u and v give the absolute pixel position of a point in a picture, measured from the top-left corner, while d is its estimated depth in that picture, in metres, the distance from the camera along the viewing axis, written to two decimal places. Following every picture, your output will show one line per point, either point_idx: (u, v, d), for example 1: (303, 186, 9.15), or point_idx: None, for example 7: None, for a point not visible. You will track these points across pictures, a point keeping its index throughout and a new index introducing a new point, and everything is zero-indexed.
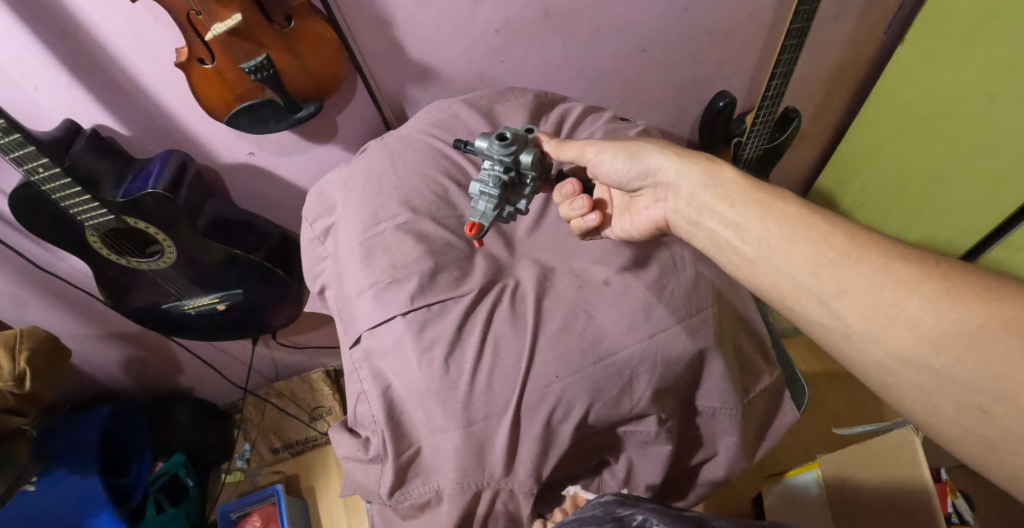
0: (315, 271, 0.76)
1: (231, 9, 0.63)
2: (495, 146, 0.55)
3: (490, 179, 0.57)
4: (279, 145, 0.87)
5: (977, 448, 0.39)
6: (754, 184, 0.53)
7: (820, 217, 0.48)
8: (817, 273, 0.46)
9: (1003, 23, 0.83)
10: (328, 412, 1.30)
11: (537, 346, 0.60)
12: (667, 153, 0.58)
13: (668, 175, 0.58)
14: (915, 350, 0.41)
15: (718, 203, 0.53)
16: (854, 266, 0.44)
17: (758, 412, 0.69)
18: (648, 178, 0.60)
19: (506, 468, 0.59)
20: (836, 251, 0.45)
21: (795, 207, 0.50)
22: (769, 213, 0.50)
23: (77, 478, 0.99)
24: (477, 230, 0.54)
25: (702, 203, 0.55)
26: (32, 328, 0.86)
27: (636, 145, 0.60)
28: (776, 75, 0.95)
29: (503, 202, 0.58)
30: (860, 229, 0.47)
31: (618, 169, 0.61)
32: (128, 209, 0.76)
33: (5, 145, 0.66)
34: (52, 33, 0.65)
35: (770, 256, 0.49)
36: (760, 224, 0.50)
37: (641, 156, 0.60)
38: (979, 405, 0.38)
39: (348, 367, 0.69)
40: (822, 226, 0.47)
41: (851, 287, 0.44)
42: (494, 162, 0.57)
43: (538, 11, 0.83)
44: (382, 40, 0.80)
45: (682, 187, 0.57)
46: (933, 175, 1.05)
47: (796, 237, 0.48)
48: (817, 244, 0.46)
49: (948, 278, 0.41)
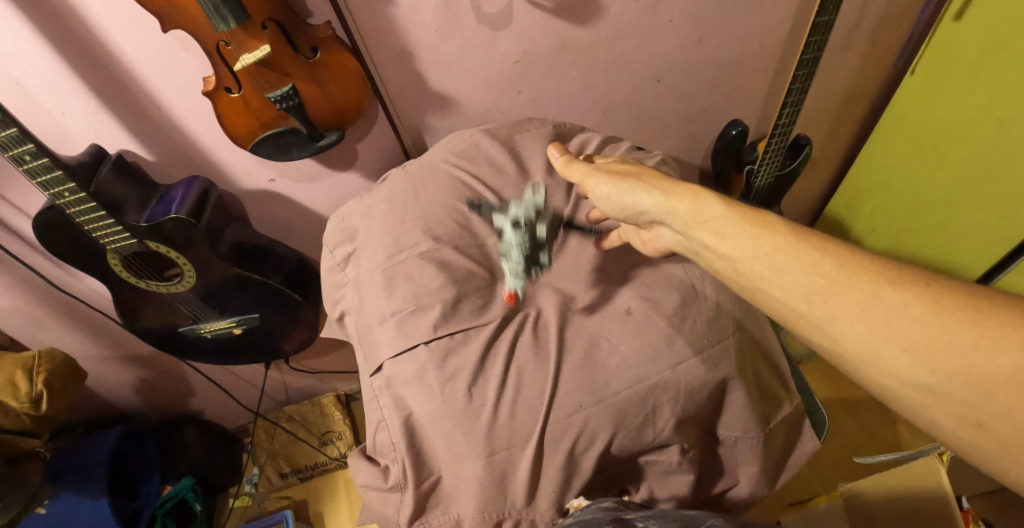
0: (334, 297, 0.77)
1: (260, 41, 0.65)
2: (511, 231, 0.68)
3: (514, 254, 0.67)
4: (300, 171, 0.88)
5: (981, 461, 0.40)
6: (742, 214, 0.53)
7: (808, 247, 0.48)
8: (809, 300, 0.46)
9: (1010, 52, 0.85)
10: (338, 436, 1.31)
11: (560, 377, 0.60)
12: (652, 192, 0.59)
13: (658, 215, 0.59)
14: (910, 369, 0.41)
15: (709, 237, 0.54)
16: (847, 291, 0.44)
17: (778, 441, 0.68)
18: (639, 215, 0.61)
19: (528, 498, 0.59)
20: (826, 278, 0.45)
21: (784, 234, 0.50)
22: (759, 242, 0.50)
23: (88, 501, 0.97)
24: (514, 297, 0.65)
25: (696, 238, 0.55)
26: (50, 351, 0.86)
27: (622, 183, 0.61)
28: (788, 104, 0.96)
29: (529, 263, 0.67)
30: (853, 252, 0.47)
31: (610, 204, 0.63)
32: (151, 233, 0.78)
33: (34, 169, 0.67)
34: (85, 62, 0.67)
35: (765, 284, 0.49)
36: (751, 251, 0.50)
37: (628, 197, 0.61)
38: (976, 420, 0.38)
39: (368, 394, 0.70)
40: (812, 254, 0.47)
41: (845, 310, 0.44)
42: (515, 239, 0.68)
43: (557, 43, 0.86)
44: (404, 71, 0.81)
45: (674, 224, 0.57)
46: (944, 198, 1.06)
47: (787, 264, 0.48)
48: (808, 271, 0.46)
49: (940, 301, 0.41)
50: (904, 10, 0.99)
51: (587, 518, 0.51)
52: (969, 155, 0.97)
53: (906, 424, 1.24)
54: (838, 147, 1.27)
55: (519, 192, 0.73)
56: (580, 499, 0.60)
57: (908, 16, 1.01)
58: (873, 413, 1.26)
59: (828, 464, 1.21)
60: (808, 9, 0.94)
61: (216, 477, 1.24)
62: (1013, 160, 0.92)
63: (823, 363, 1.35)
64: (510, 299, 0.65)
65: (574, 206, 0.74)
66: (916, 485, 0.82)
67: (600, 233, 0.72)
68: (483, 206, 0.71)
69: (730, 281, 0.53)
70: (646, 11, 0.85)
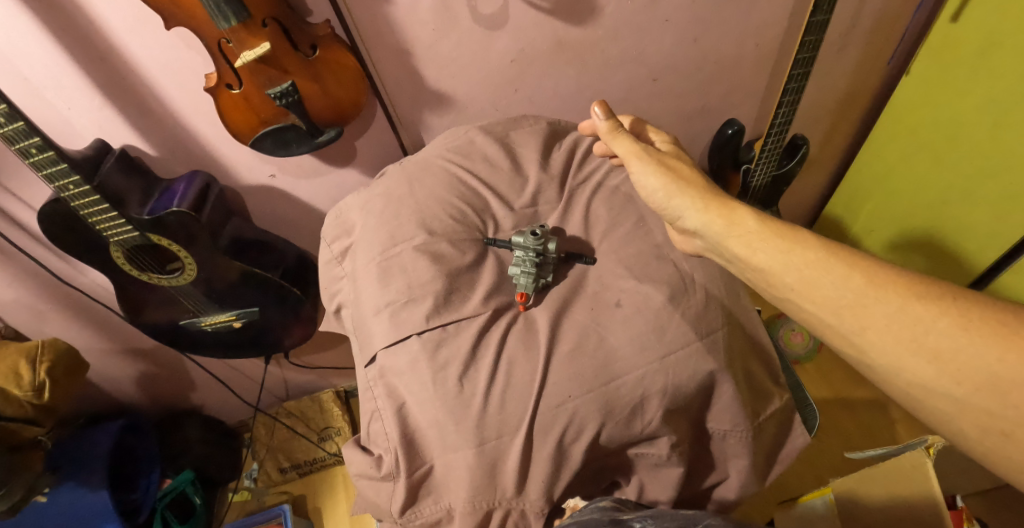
0: (332, 290, 0.79)
1: (260, 39, 0.66)
2: (529, 238, 0.66)
3: (526, 263, 0.66)
4: (299, 167, 0.90)
5: (1004, 465, 0.41)
6: (776, 228, 0.54)
7: (838, 258, 0.49)
8: (838, 312, 0.48)
9: (1004, 52, 0.86)
10: (337, 432, 1.32)
11: (550, 368, 0.61)
12: (696, 203, 0.59)
13: (695, 225, 0.59)
14: (937, 381, 0.42)
15: (743, 251, 0.54)
16: (874, 305, 0.46)
17: (768, 435, 0.69)
18: (674, 218, 0.62)
19: (517, 488, 0.60)
20: (855, 293, 0.47)
21: (813, 249, 0.51)
22: (789, 255, 0.51)
23: (87, 492, 1.00)
24: (525, 298, 0.66)
25: (730, 251, 0.56)
26: (54, 341, 0.88)
27: (671, 185, 0.60)
28: (784, 103, 0.98)
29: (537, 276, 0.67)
30: (879, 265, 0.48)
31: (649, 195, 0.63)
32: (153, 227, 0.79)
33: (38, 163, 0.68)
34: (89, 58, 0.68)
35: (795, 296, 0.51)
36: (782, 265, 0.51)
37: (671, 200, 0.60)
38: (1001, 429, 0.40)
39: (362, 384, 0.71)
40: (840, 268, 0.48)
41: (872, 323, 0.46)
42: (528, 250, 0.67)
43: (554, 43, 0.87)
44: (402, 69, 0.83)
45: (707, 237, 0.58)
46: (943, 199, 1.06)
47: (817, 278, 0.49)
48: (836, 284, 0.48)
49: (965, 314, 0.42)
50: (900, 12, 1.00)
51: (586, 519, 0.52)
52: (965, 155, 0.98)
53: (903, 425, 1.24)
54: (835, 147, 1.28)
55: (516, 187, 0.75)
56: (576, 499, 0.64)
57: (904, 17, 1.01)
58: (871, 414, 1.26)
59: (825, 465, 1.21)
60: (802, 10, 0.95)
61: (216, 471, 1.25)
62: (1008, 161, 0.92)
63: (821, 363, 1.35)
64: (522, 301, 0.66)
65: (567, 201, 0.75)
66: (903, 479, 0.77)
67: (591, 228, 0.73)
68: (496, 241, 0.71)
69: (763, 290, 0.54)
70: (642, 12, 0.87)
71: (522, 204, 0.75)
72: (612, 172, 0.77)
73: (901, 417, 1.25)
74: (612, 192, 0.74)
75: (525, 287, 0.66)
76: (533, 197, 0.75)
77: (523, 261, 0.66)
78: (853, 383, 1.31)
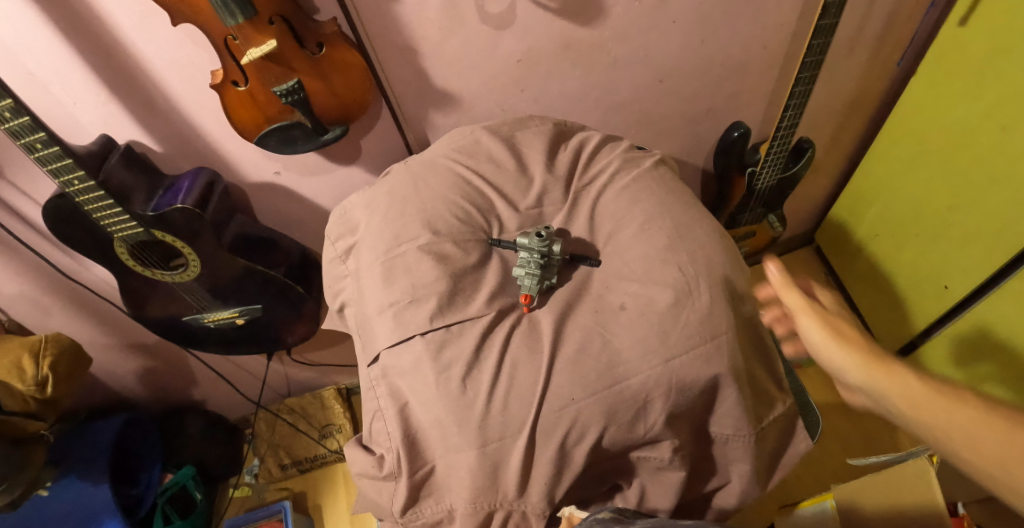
0: (335, 289, 0.79)
1: (266, 36, 0.66)
2: (533, 240, 0.65)
3: (530, 264, 0.66)
4: (304, 165, 0.90)
5: None
6: (895, 368, 0.55)
7: (995, 415, 0.49)
8: (965, 450, 0.49)
9: (1012, 57, 0.85)
10: (338, 429, 1.32)
11: (553, 370, 0.61)
12: (862, 368, 0.57)
13: (859, 384, 0.58)
14: None
15: (877, 392, 0.56)
16: (999, 445, 0.47)
17: (771, 440, 0.69)
18: (849, 381, 0.59)
19: (519, 490, 0.60)
20: (966, 429, 0.49)
21: (922, 386, 0.53)
22: (910, 395, 0.53)
23: (89, 485, 1.00)
24: (529, 300, 0.65)
25: (880, 400, 0.56)
26: (56, 336, 0.88)
27: (844, 346, 0.58)
28: (790, 106, 1.00)
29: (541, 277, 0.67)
30: (1004, 406, 0.50)
31: (817, 347, 0.61)
32: (157, 223, 0.79)
33: (44, 157, 0.68)
34: (95, 53, 0.68)
35: (923, 435, 0.52)
36: (904, 404, 0.53)
37: (847, 373, 0.58)
38: None
39: (365, 383, 0.71)
40: (954, 406, 0.51)
41: (1006, 460, 0.47)
42: (532, 252, 0.66)
43: (560, 43, 0.87)
44: (408, 68, 0.83)
45: (863, 389, 0.57)
46: (948, 205, 1.05)
47: (937, 416, 0.51)
48: (954, 423, 0.50)
49: None
50: (909, 15, 1.00)
51: None
52: (972, 161, 0.97)
53: (904, 430, 1.24)
54: (841, 150, 1.28)
55: (521, 188, 0.75)
56: (572, 508, 0.63)
57: (912, 21, 1.01)
58: (873, 419, 1.26)
59: (825, 469, 1.21)
60: (810, 13, 0.94)
61: (217, 467, 1.25)
62: (1009, 169, 0.91)
63: (824, 367, 1.35)
64: (525, 303, 0.66)
65: (572, 202, 0.75)
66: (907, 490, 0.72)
67: (596, 230, 0.73)
68: (501, 241, 0.70)
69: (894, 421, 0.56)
70: (649, 13, 0.86)
71: (526, 205, 0.74)
72: (618, 173, 0.77)
73: (903, 423, 1.25)
74: (618, 194, 0.74)
75: (529, 289, 0.65)
76: (538, 198, 0.75)
77: (527, 263, 0.65)
78: None
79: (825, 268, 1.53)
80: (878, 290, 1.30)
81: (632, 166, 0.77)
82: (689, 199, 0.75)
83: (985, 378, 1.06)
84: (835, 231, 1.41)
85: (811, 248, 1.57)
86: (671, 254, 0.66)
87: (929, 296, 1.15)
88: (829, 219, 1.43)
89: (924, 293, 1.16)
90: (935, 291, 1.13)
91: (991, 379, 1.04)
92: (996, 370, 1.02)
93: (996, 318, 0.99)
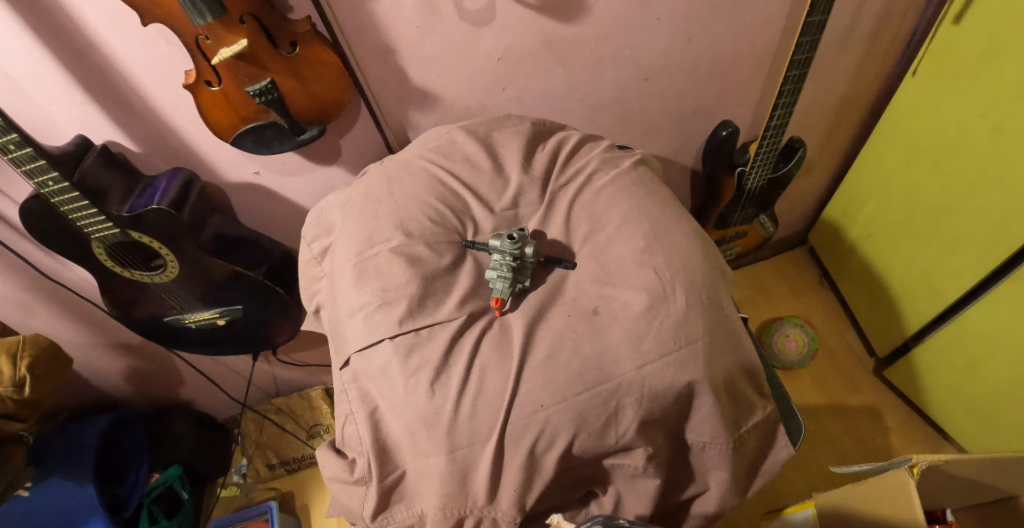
0: (311, 291, 0.77)
1: (237, 35, 0.65)
2: (505, 242, 0.65)
3: (503, 266, 0.65)
4: (283, 165, 0.89)
5: None
6: None
7: None
8: None
9: (1009, 55, 0.83)
10: (325, 429, 1.31)
11: (523, 375, 0.60)
12: None
13: None
14: None
15: None
16: None
17: (749, 447, 0.67)
18: None
19: (489, 496, 0.58)
20: None
21: None
22: None
23: (72, 485, 1.00)
24: (500, 303, 0.65)
25: None
26: (35, 336, 0.88)
27: None
28: (779, 105, 0.98)
29: (513, 280, 0.65)
30: None
31: None
32: (133, 224, 0.78)
33: (17, 158, 0.67)
34: (69, 53, 0.67)
35: None
36: None
37: None
38: None
39: (337, 387, 0.70)
40: None
41: None
42: (505, 254, 0.65)
43: (542, 40, 0.85)
44: (387, 67, 0.82)
45: None
46: (943, 204, 1.02)
47: None
48: None
49: None
50: (901, 11, 0.98)
51: None
52: (967, 160, 0.95)
53: (896, 434, 1.23)
54: (833, 148, 1.26)
55: (495, 189, 0.74)
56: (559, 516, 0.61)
57: (906, 17, 0.99)
58: (867, 424, 1.25)
59: (816, 473, 1.19)
60: (799, 9, 0.93)
61: (203, 467, 1.25)
62: (1006, 168, 0.88)
63: (816, 370, 1.34)
64: (496, 305, 0.65)
65: (547, 204, 0.73)
66: (888, 503, 0.68)
67: (572, 232, 0.71)
68: (475, 243, 0.69)
69: None
70: (632, 10, 0.85)
71: (502, 206, 0.73)
72: (596, 173, 0.76)
73: (896, 426, 1.24)
74: (595, 195, 0.73)
75: (500, 292, 0.65)
76: (513, 199, 0.73)
77: (498, 265, 0.64)
78: (848, 390, 1.30)
79: (819, 269, 1.51)
80: (872, 291, 1.27)
81: (609, 166, 0.76)
82: (668, 201, 0.73)
83: (981, 380, 1.03)
84: (828, 231, 1.40)
85: (805, 248, 1.55)
86: (646, 258, 0.65)
87: (922, 298, 1.13)
88: (822, 219, 1.41)
89: (917, 295, 1.14)
90: (928, 292, 1.11)
91: (989, 382, 1.02)
92: (994, 373, 1.00)
93: (994, 320, 0.97)
